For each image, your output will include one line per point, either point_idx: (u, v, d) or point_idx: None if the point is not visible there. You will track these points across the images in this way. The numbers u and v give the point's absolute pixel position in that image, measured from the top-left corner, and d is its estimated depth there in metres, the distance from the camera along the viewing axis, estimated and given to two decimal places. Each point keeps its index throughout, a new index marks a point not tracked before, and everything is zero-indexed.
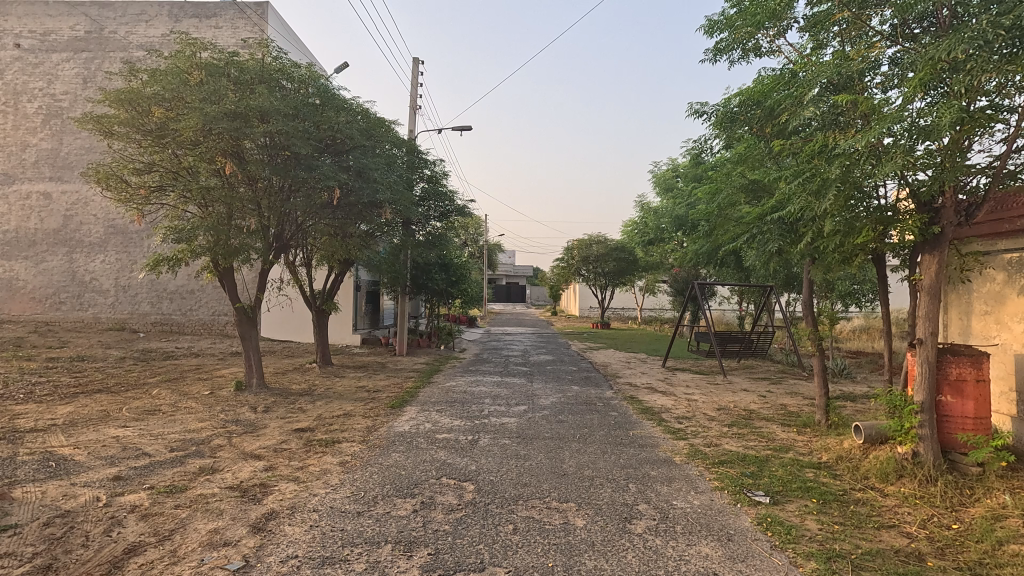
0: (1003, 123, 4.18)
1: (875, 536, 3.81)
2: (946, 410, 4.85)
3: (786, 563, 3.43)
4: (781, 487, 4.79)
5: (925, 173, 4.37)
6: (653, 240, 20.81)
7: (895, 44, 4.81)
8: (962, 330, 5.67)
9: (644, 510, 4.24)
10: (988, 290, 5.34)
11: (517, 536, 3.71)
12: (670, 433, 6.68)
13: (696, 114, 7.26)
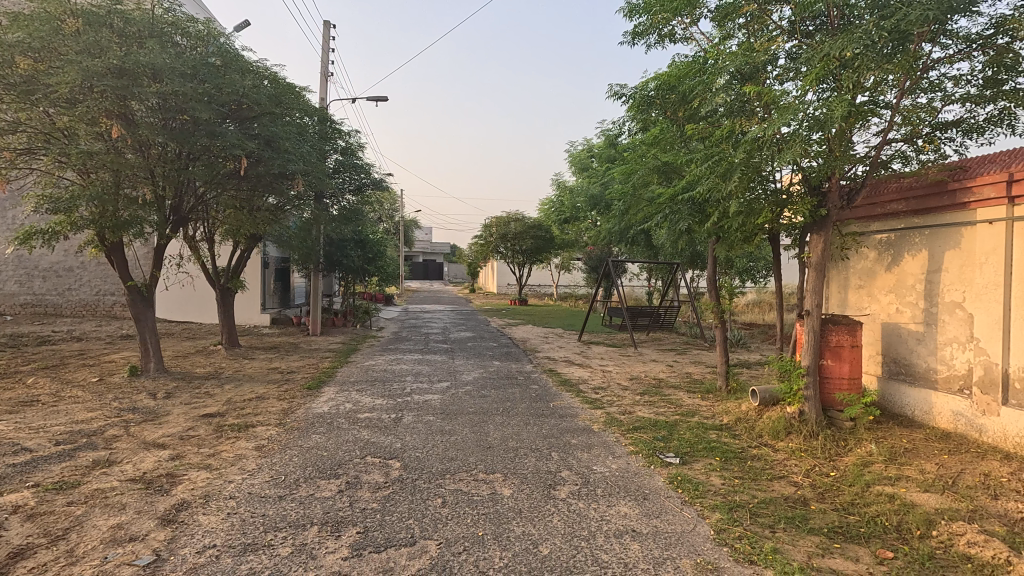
0: (880, 117, 4.68)
1: (769, 487, 4.26)
2: (827, 372, 5.47)
3: (695, 516, 3.75)
4: (689, 448, 5.21)
5: (816, 161, 4.81)
6: (570, 219, 21.35)
7: (792, 39, 5.18)
8: (840, 302, 6.37)
9: (566, 476, 4.45)
10: (862, 266, 6.03)
11: (447, 509, 3.77)
12: (588, 402, 7.02)
13: (615, 96, 7.44)
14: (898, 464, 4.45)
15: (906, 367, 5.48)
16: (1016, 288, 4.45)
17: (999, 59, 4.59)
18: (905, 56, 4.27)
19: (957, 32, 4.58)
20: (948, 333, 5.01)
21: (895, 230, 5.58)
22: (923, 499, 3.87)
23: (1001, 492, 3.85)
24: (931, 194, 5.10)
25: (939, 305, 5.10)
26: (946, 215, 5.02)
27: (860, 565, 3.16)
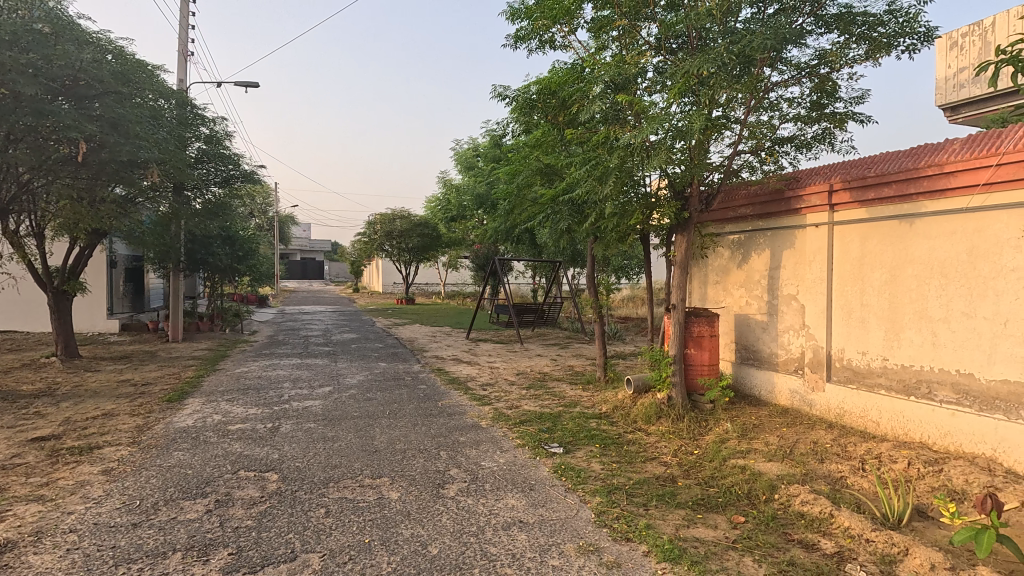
0: (731, 130, 5.24)
1: (643, 468, 4.61)
2: (690, 360, 6.04)
3: (577, 502, 3.95)
4: (572, 437, 5.47)
5: (680, 168, 5.27)
6: (456, 217, 21.38)
7: (658, 54, 5.61)
8: (701, 296, 7.06)
9: (455, 474, 4.46)
10: (719, 264, 6.73)
11: (330, 519, 3.60)
12: (476, 399, 7.09)
13: (498, 96, 7.54)
14: (748, 438, 5.04)
15: (754, 352, 6.20)
16: (835, 281, 5.24)
17: (822, 85, 5.36)
18: (750, 78, 4.84)
19: (790, 60, 5.26)
20: (786, 321, 5.75)
21: (744, 232, 6.29)
22: (768, 468, 4.41)
23: (826, 456, 4.51)
24: (772, 200, 5.83)
25: (779, 297, 5.84)
26: (784, 219, 5.76)
27: (719, 531, 3.54)
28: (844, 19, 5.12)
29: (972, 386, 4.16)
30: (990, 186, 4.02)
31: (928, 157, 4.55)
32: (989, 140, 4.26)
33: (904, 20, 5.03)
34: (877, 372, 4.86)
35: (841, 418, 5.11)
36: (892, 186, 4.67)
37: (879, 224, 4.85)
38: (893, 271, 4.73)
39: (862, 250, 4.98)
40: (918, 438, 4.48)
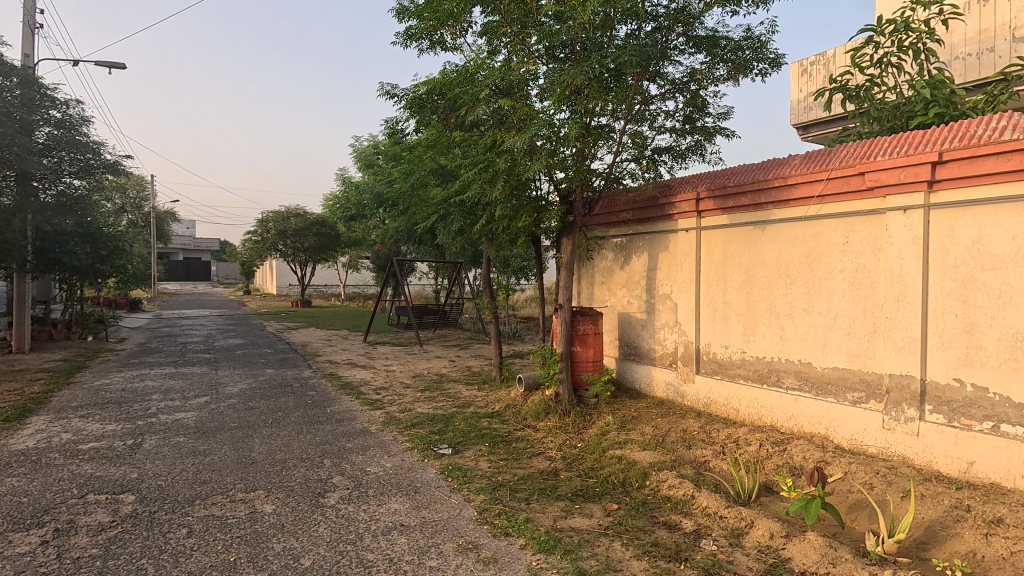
0: (611, 139, 5.54)
1: (528, 464, 4.75)
2: (576, 357, 6.30)
3: (461, 501, 3.99)
4: (462, 437, 5.50)
5: (564, 173, 5.49)
6: (355, 216, 20.70)
7: (545, 62, 5.79)
8: (589, 296, 7.39)
9: (337, 482, 4.32)
10: (604, 266, 7.08)
11: (193, 539, 3.35)
12: (367, 404, 6.90)
13: (387, 94, 7.40)
14: (626, 429, 5.36)
15: (634, 348, 6.60)
16: (703, 281, 5.72)
17: (693, 101, 5.80)
18: (622, 91, 5.19)
19: (666, 75, 5.65)
20: (662, 318, 6.18)
21: (626, 235, 6.68)
22: (642, 456, 4.71)
23: (693, 442, 4.90)
24: (649, 206, 6.22)
25: (656, 296, 6.26)
26: (659, 224, 6.18)
27: (593, 519, 3.73)
28: (710, 41, 5.58)
29: (810, 374, 4.72)
30: (823, 197, 4.58)
31: (776, 170, 5.09)
32: (822, 156, 4.83)
33: (758, 46, 5.59)
34: (737, 363, 5.37)
35: (708, 406, 5.58)
36: (747, 196, 5.17)
37: (738, 230, 5.35)
38: (749, 272, 5.26)
39: (724, 253, 5.48)
40: (769, 422, 5.00)
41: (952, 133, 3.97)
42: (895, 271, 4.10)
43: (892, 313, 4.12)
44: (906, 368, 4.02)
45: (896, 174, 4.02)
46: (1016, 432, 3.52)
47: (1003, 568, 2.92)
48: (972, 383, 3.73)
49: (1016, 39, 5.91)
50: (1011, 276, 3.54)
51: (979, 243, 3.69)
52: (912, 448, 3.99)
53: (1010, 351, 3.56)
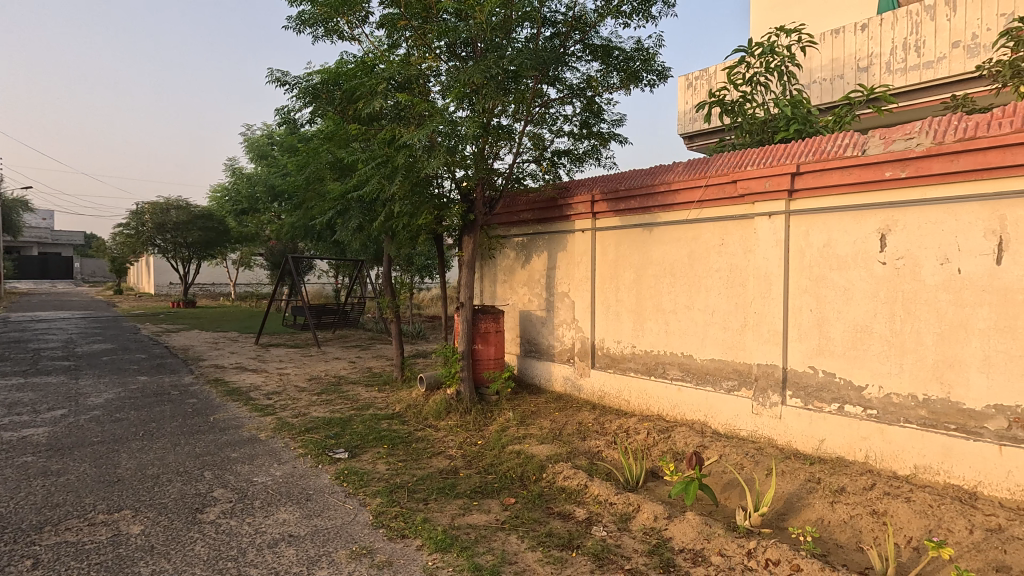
0: (511, 140, 5.62)
1: (428, 464, 4.71)
2: (478, 355, 6.34)
3: (356, 506, 3.87)
4: (360, 440, 5.33)
5: (464, 171, 5.51)
6: (247, 210, 19.31)
7: (446, 59, 5.75)
8: (491, 294, 7.46)
9: (219, 495, 4.01)
10: (505, 264, 7.19)
11: (40, 571, 2.95)
12: (256, 410, 6.47)
13: (277, 81, 6.97)
14: (525, 425, 5.47)
15: (534, 345, 6.76)
16: (598, 280, 5.98)
17: (589, 106, 6.04)
18: (521, 93, 5.29)
19: (564, 80, 5.83)
20: (560, 315, 6.38)
21: (526, 234, 6.82)
22: (540, 450, 4.83)
23: (587, 434, 5.12)
24: (548, 207, 6.39)
25: (554, 294, 6.46)
26: (557, 224, 6.39)
27: (490, 514, 3.78)
28: (605, 51, 5.84)
29: (692, 365, 5.10)
30: (702, 203, 4.95)
31: (662, 176, 5.43)
32: (702, 164, 5.22)
33: (646, 58, 5.93)
34: (628, 357, 5.68)
35: (603, 399, 5.84)
36: (637, 199, 5.48)
37: (629, 231, 5.65)
38: (639, 271, 5.57)
39: (617, 253, 5.77)
40: (656, 411, 5.33)
41: (808, 148, 4.46)
42: (762, 271, 4.54)
43: (760, 309, 4.56)
44: (772, 358, 4.47)
45: (763, 183, 4.45)
46: (857, 411, 4.05)
47: (844, 530, 3.35)
48: (823, 369, 4.22)
49: (860, 68, 6.77)
50: (852, 276, 4.06)
51: (829, 246, 4.18)
52: (776, 430, 4.44)
53: (852, 342, 4.07)
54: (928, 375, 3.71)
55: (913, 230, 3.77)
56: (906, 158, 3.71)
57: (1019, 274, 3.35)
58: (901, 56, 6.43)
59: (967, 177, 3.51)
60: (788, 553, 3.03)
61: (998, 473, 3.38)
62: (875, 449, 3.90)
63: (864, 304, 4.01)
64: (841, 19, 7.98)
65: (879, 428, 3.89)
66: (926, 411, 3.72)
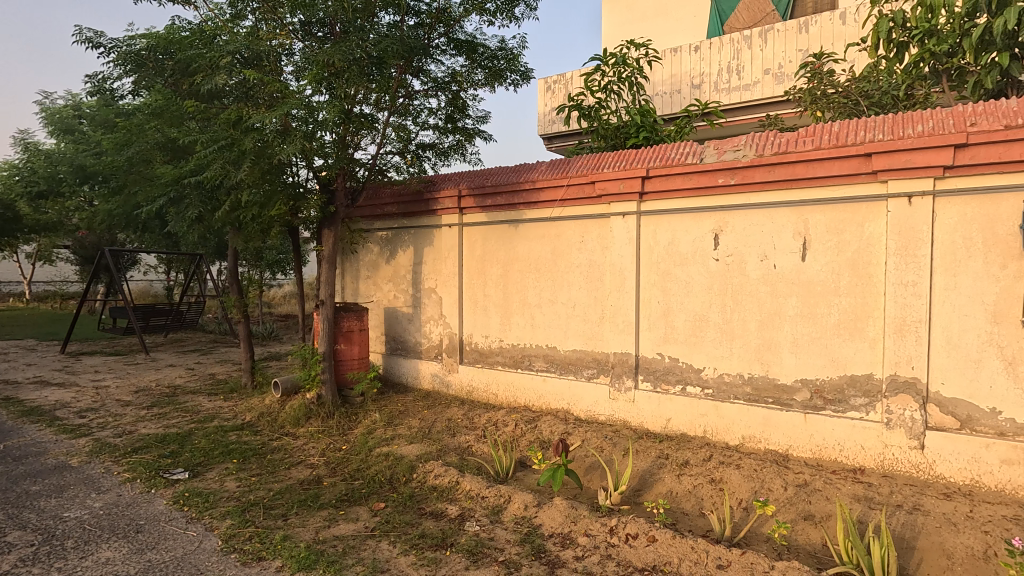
0: (376, 130, 5.37)
1: (286, 476, 4.34)
2: (340, 355, 6.00)
3: (201, 532, 3.43)
4: (203, 457, 4.74)
5: (323, 160, 5.16)
6: (45, 194, 16.17)
7: (300, 37, 5.32)
8: (353, 291, 7.10)
9: (15, 540, 3.30)
10: (368, 259, 6.89)
11: None
12: (65, 432, 5.44)
13: (86, 41, 5.93)
14: (393, 425, 5.30)
15: (401, 343, 6.58)
16: (465, 276, 5.99)
17: (454, 101, 5.97)
18: (385, 81, 5.08)
19: (428, 72, 5.70)
20: (427, 311, 6.28)
21: (391, 228, 6.59)
22: (409, 450, 4.71)
23: (457, 430, 5.11)
24: (413, 201, 6.24)
25: (421, 290, 6.33)
26: (424, 218, 6.26)
27: (359, 523, 3.60)
28: (469, 46, 5.82)
29: (555, 356, 5.34)
30: (564, 202, 5.19)
31: (526, 174, 5.57)
32: (563, 164, 5.45)
33: (510, 58, 6.02)
34: (496, 351, 5.77)
35: (471, 394, 5.87)
36: (503, 195, 5.57)
37: (495, 227, 5.73)
38: (506, 267, 5.68)
39: (484, 249, 5.83)
40: (523, 403, 5.49)
41: (655, 153, 4.87)
42: (617, 267, 4.89)
43: (616, 302, 4.90)
44: (626, 347, 4.83)
45: (618, 184, 4.78)
46: (697, 391, 4.54)
47: (689, 499, 3.74)
48: (669, 355, 4.67)
49: (695, 85, 7.59)
50: (691, 271, 4.55)
51: (673, 244, 4.63)
52: (630, 412, 4.81)
53: (692, 329, 4.56)
54: (752, 357, 4.29)
55: (740, 231, 4.32)
56: (734, 168, 4.24)
57: (818, 269, 4.01)
58: (726, 77, 7.33)
59: (781, 185, 4.11)
60: (644, 526, 3.30)
61: (804, 437, 4.03)
62: (712, 424, 4.41)
63: (701, 296, 4.51)
64: (678, 38, 8.94)
65: (714, 405, 4.40)
66: (750, 388, 4.30)
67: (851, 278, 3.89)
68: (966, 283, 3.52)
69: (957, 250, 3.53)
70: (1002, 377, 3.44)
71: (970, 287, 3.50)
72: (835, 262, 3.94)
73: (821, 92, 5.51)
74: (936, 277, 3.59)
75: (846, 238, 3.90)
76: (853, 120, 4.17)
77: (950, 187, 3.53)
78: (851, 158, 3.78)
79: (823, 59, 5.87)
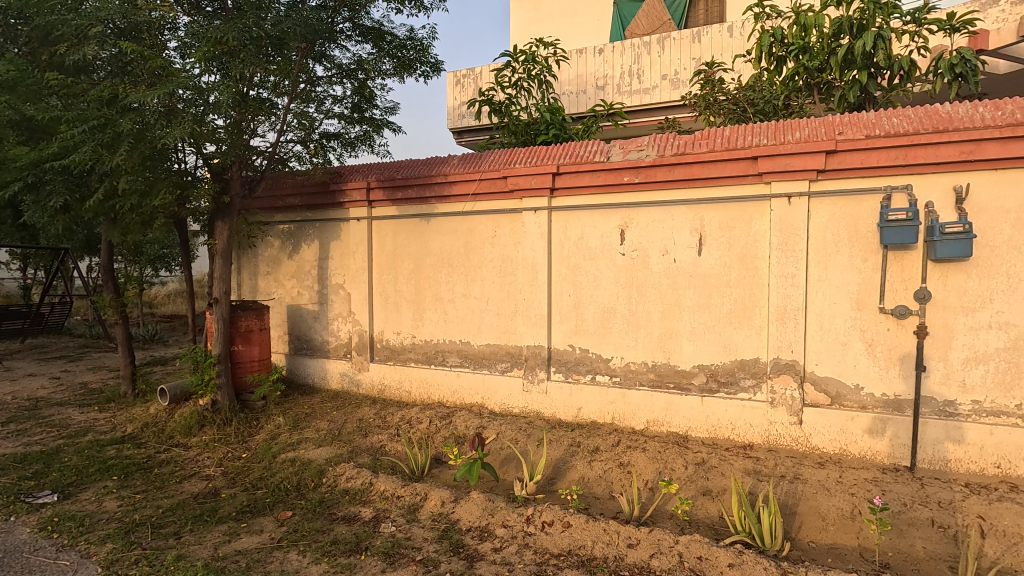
0: (276, 116, 5.04)
1: (178, 491, 3.98)
2: (237, 357, 5.58)
3: (76, 560, 3.06)
4: (76, 476, 4.22)
5: (215, 146, 4.78)
6: None
7: (186, 11, 4.86)
8: (251, 288, 6.64)
9: None
10: (268, 254, 6.47)
11: None
12: None
13: None
14: (299, 429, 5.02)
15: (306, 342, 6.25)
16: (375, 271, 5.80)
17: (360, 90, 5.72)
18: (285, 64, 4.77)
19: (332, 58, 5.42)
20: (334, 309, 6.02)
21: (293, 222, 6.23)
22: (318, 453, 4.49)
23: (369, 430, 4.95)
24: (317, 192, 5.94)
25: (327, 286, 6.05)
26: (329, 211, 5.98)
27: (264, 535, 3.38)
28: (376, 34, 5.61)
29: (469, 351, 5.33)
30: (476, 196, 5.18)
31: (437, 167, 5.49)
32: (475, 158, 5.42)
33: (419, 49, 5.87)
34: (408, 348, 5.65)
35: (383, 392, 5.71)
36: (414, 188, 5.45)
37: (406, 221, 5.60)
38: (417, 261, 5.57)
39: (394, 243, 5.68)
40: (437, 399, 5.43)
41: (565, 151, 4.96)
42: (530, 261, 4.96)
43: (528, 296, 4.98)
44: (539, 339, 4.93)
45: (529, 180, 4.85)
46: (605, 380, 4.74)
47: (600, 483, 3.91)
48: (579, 347, 4.83)
49: (600, 87, 7.88)
50: (600, 265, 4.72)
51: (583, 239, 4.78)
52: (543, 403, 4.92)
53: (601, 321, 4.74)
54: (655, 346, 4.54)
55: (644, 226, 4.55)
56: (639, 167, 4.46)
57: (713, 263, 4.32)
58: (628, 81, 7.69)
59: (680, 185, 4.37)
60: (559, 513, 3.39)
61: (701, 418, 4.34)
62: (619, 410, 4.63)
63: (609, 289, 4.70)
64: (583, 39, 9.23)
65: (622, 393, 4.62)
66: (654, 374, 4.56)
67: (741, 272, 4.24)
68: (835, 274, 3.95)
69: (828, 244, 3.96)
70: (864, 357, 3.92)
71: (839, 277, 3.94)
72: (727, 256, 4.27)
73: (713, 98, 5.94)
74: (811, 270, 4.01)
75: (736, 234, 4.24)
76: (742, 125, 4.53)
77: (822, 188, 3.94)
78: (741, 160, 4.12)
79: (715, 68, 6.33)
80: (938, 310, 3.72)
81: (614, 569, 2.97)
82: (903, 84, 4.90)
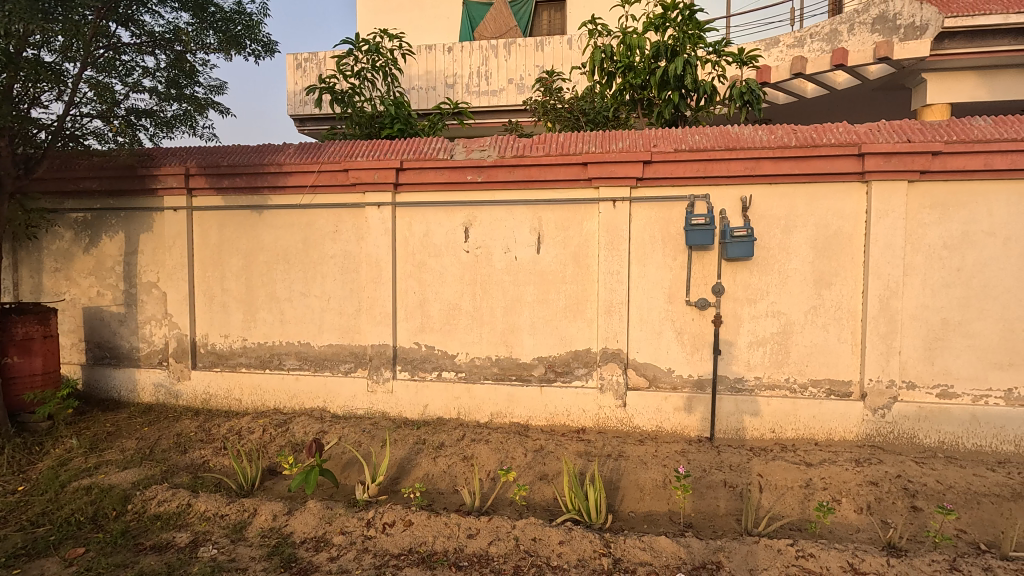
0: (62, 84, 4.26)
1: None
2: (11, 372, 4.63)
3: None
4: None
5: None
6: None
7: None
8: (33, 288, 5.55)
9: None
10: (57, 247, 5.47)
11: None
12: None
13: None
14: (98, 451, 4.33)
15: (109, 350, 5.40)
16: (196, 268, 5.20)
17: (178, 63, 5.07)
18: (73, 23, 4.05)
19: (140, 24, 4.72)
20: (146, 311, 5.28)
21: (90, 210, 5.34)
22: (122, 477, 3.91)
23: (189, 445, 4.43)
24: (123, 177, 5.15)
25: (137, 286, 5.29)
26: (139, 198, 5.22)
27: None
28: (197, 2, 5.00)
29: (309, 352, 5.03)
30: (315, 188, 4.88)
31: (271, 155, 5.07)
32: (314, 148, 5.11)
33: (249, 25, 5.31)
34: (238, 352, 5.17)
35: (208, 402, 5.15)
36: (242, 177, 4.97)
37: (234, 212, 5.10)
38: (248, 257, 5.11)
39: (220, 236, 5.14)
40: (272, 405, 5.05)
41: (408, 146, 4.89)
42: (373, 258, 4.81)
43: (372, 293, 4.82)
44: (384, 338, 4.81)
45: (372, 174, 4.69)
46: (451, 375, 4.79)
47: (444, 478, 3.94)
48: (425, 343, 4.82)
49: (448, 85, 7.92)
50: (445, 262, 4.75)
51: (427, 236, 4.77)
52: (389, 403, 4.83)
53: (446, 317, 4.78)
54: (498, 340, 4.70)
55: (487, 224, 4.67)
56: (481, 166, 4.55)
57: (550, 260, 4.58)
58: (476, 81, 7.84)
59: (520, 185, 4.57)
60: (401, 513, 3.36)
61: (540, 407, 4.59)
62: (465, 405, 4.71)
63: (453, 286, 4.75)
64: (430, 36, 9.19)
65: (467, 387, 4.70)
66: (497, 368, 4.71)
67: (574, 268, 4.55)
68: (652, 271, 4.43)
69: (646, 244, 4.42)
70: (674, 344, 4.45)
71: (655, 274, 4.43)
72: (562, 254, 4.56)
73: (552, 105, 6.32)
74: (633, 267, 4.44)
75: (570, 233, 4.54)
76: (577, 132, 4.85)
77: (641, 194, 4.38)
78: (573, 165, 4.41)
79: (554, 77, 6.71)
80: (730, 302, 4.37)
81: (453, 561, 3.01)
82: (707, 106, 5.63)
